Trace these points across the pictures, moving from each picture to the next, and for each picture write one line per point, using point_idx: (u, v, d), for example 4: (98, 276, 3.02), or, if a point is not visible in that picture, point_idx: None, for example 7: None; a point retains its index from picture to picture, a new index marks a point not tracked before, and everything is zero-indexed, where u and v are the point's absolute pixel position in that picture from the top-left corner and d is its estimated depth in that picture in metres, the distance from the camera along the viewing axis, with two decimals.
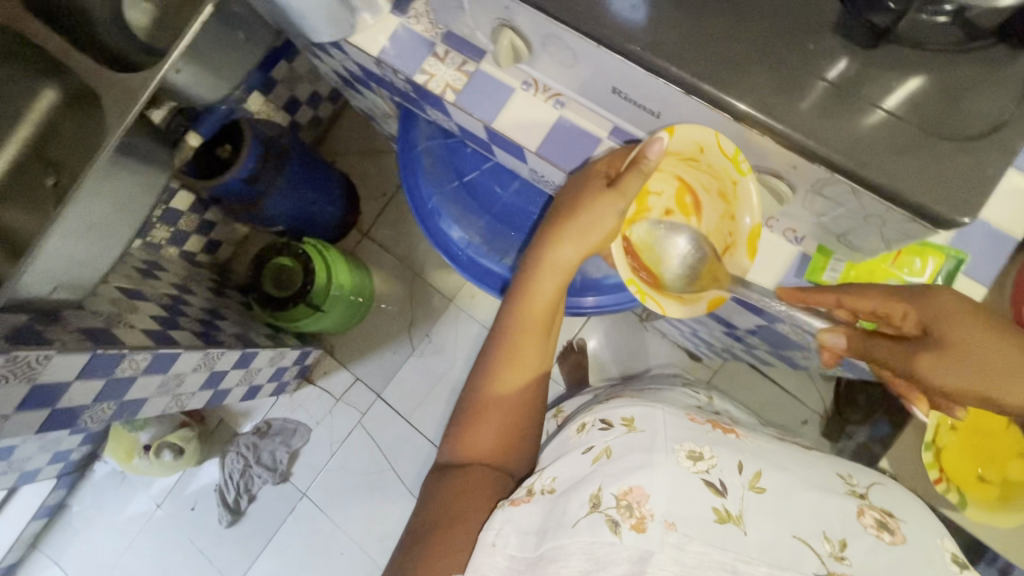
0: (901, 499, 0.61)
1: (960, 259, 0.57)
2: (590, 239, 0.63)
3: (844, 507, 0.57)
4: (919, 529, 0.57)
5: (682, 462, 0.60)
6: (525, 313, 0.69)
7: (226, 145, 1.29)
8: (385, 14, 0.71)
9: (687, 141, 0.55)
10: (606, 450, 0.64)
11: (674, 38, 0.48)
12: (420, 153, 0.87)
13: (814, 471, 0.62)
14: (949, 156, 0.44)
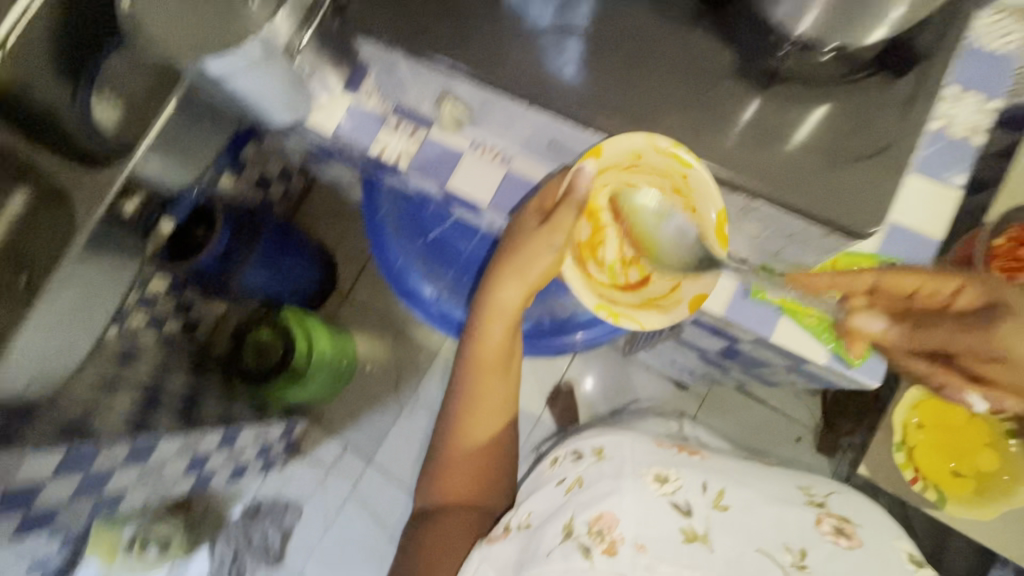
0: (865, 509, 0.78)
1: (892, 263, 0.60)
2: (528, 278, 0.66)
3: (803, 518, 0.74)
4: (872, 530, 0.74)
5: (647, 486, 0.74)
6: (478, 359, 0.74)
7: (200, 226, 1.28)
8: (339, 93, 0.76)
9: (621, 152, 0.55)
10: (578, 478, 0.79)
11: (594, 95, 0.53)
12: (384, 216, 0.90)
13: (775, 487, 0.79)
14: (851, 173, 0.48)
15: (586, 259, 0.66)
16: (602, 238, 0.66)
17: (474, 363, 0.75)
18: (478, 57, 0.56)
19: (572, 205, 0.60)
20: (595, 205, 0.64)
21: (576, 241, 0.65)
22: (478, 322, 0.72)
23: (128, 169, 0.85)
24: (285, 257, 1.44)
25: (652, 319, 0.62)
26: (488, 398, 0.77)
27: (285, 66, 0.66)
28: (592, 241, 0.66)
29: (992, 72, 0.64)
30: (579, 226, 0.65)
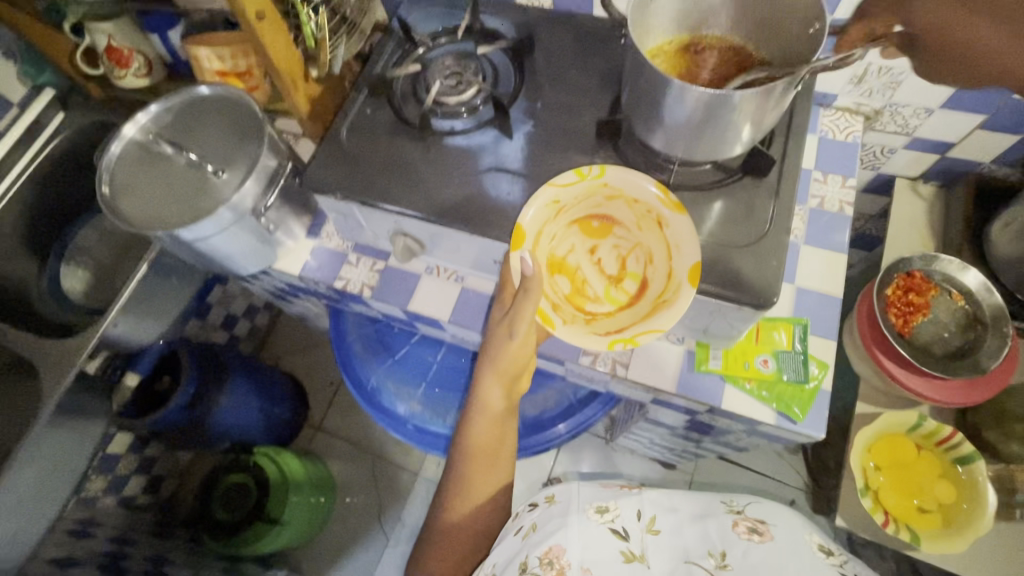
0: (775, 509, 0.67)
1: (804, 324, 0.68)
2: (503, 371, 0.67)
3: (722, 523, 0.64)
4: (786, 530, 0.63)
5: (590, 517, 0.67)
6: (471, 449, 0.71)
7: (166, 376, 1.32)
8: (303, 238, 0.84)
9: (545, 202, 0.63)
10: (532, 524, 0.69)
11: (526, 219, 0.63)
12: (352, 342, 0.94)
13: (700, 501, 0.70)
14: (746, 258, 0.58)
15: (579, 308, 0.64)
16: (582, 280, 0.65)
17: (467, 450, 0.72)
18: (422, 201, 0.66)
19: (529, 297, 0.60)
20: (557, 258, 0.65)
21: (559, 298, 0.64)
22: (467, 425, 0.71)
23: (99, 332, 0.88)
24: (255, 394, 1.43)
25: (666, 321, 0.58)
26: (490, 476, 0.73)
27: (253, 225, 0.74)
28: (575, 289, 0.64)
29: (844, 154, 0.78)
30: (554, 282, 0.64)
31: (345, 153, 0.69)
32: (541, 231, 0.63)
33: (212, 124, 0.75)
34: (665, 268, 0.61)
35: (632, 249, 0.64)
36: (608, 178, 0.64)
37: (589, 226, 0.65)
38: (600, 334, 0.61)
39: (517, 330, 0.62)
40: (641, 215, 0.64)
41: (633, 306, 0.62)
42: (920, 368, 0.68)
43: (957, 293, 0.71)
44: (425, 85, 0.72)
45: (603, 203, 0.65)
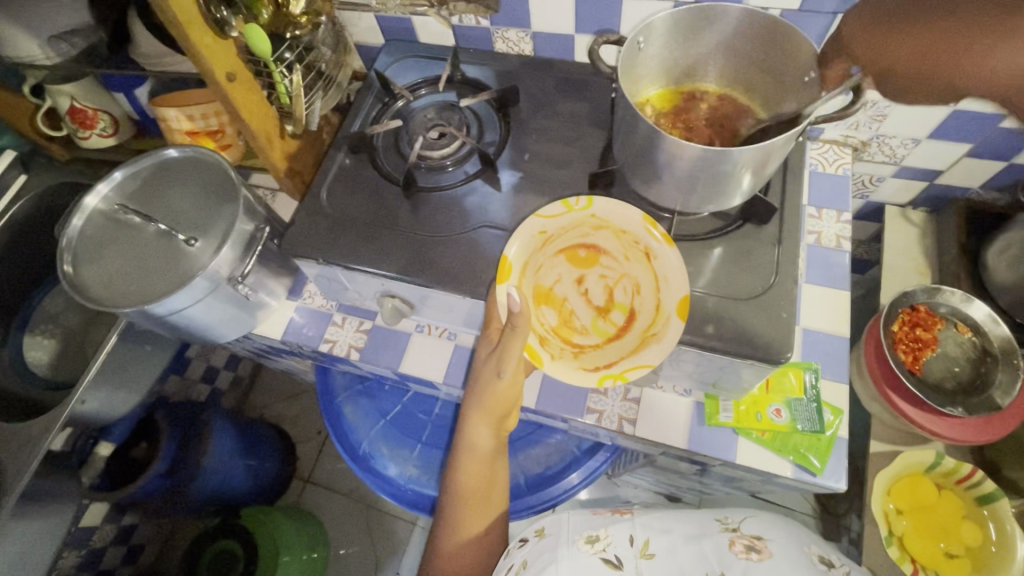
0: (772, 522, 0.60)
1: (815, 369, 0.65)
2: (491, 413, 0.62)
3: (717, 542, 0.57)
4: (786, 543, 0.56)
5: (580, 548, 0.59)
6: (458, 493, 0.66)
7: (142, 443, 1.24)
8: (284, 299, 0.80)
9: (530, 232, 0.61)
10: (523, 562, 0.60)
11: (520, 274, 0.60)
12: (341, 403, 0.89)
13: (690, 522, 0.62)
14: (754, 312, 0.55)
15: (567, 341, 0.59)
16: (569, 311, 0.60)
17: (455, 492, 0.66)
18: (410, 261, 0.62)
19: (516, 334, 0.56)
20: (543, 289, 0.61)
21: (546, 331, 0.60)
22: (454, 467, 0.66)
23: (68, 409, 0.80)
24: (240, 453, 1.35)
25: (655, 354, 0.55)
26: (480, 521, 0.66)
27: (231, 293, 0.69)
28: (562, 320, 0.60)
29: (836, 187, 0.77)
30: (541, 314, 0.60)
31: (326, 214, 0.66)
32: (527, 262, 0.60)
33: (179, 187, 0.71)
34: (652, 300, 0.58)
35: (620, 279, 0.60)
36: (595, 209, 0.62)
37: (576, 255, 0.61)
38: (589, 369, 0.58)
39: (505, 368, 0.58)
40: (629, 245, 0.61)
41: (622, 338, 0.58)
42: (935, 408, 0.66)
43: (963, 324, 0.70)
44: (407, 140, 0.70)
45: (589, 232, 0.62)
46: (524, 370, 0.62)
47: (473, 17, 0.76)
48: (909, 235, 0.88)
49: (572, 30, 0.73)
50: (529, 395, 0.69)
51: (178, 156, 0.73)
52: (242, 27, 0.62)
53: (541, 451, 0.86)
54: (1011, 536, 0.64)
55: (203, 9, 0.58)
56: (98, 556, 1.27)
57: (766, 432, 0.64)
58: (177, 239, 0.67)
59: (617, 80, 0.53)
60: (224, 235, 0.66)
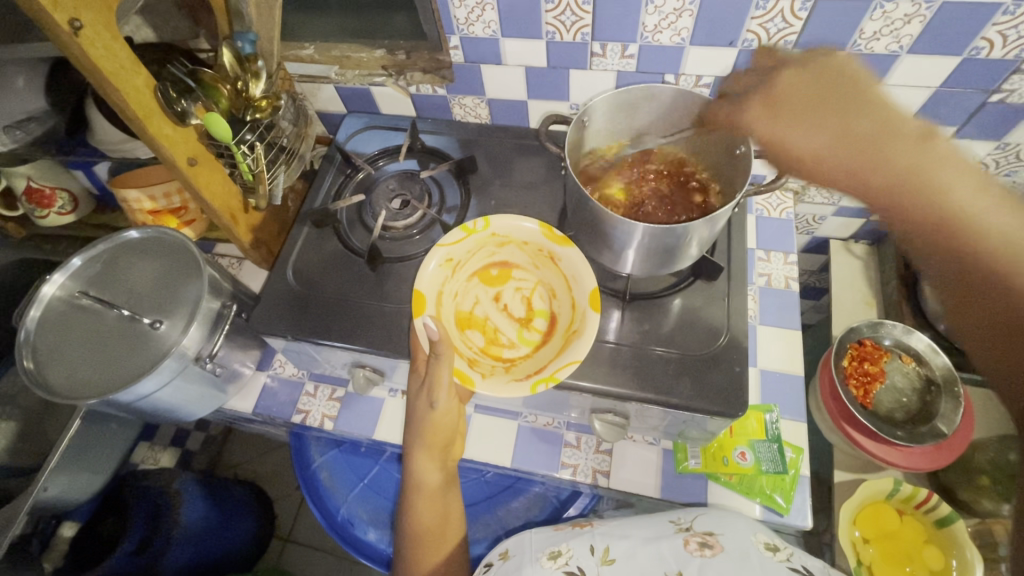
0: (723, 517, 0.60)
1: (771, 409, 0.68)
2: (434, 445, 0.64)
3: (672, 544, 0.56)
4: (736, 535, 0.57)
5: (543, 566, 0.57)
6: (415, 526, 0.66)
7: (110, 519, 1.20)
8: (252, 374, 0.79)
9: (439, 261, 0.65)
10: None
11: (440, 300, 0.63)
12: (316, 469, 0.88)
13: (646, 526, 0.61)
14: (710, 369, 0.58)
15: (498, 358, 0.62)
16: (494, 329, 0.64)
17: (410, 530, 0.66)
18: (378, 334, 0.64)
19: (443, 361, 0.57)
20: (464, 314, 0.64)
21: (475, 352, 0.62)
22: (406, 506, 0.67)
23: (31, 498, 0.77)
24: (217, 517, 1.29)
25: (581, 347, 0.57)
26: (437, 555, 0.66)
27: (199, 372, 0.69)
28: (489, 340, 0.63)
29: (781, 231, 0.82)
30: (467, 338, 0.63)
31: (295, 290, 0.67)
32: (441, 291, 0.63)
33: (139, 267, 0.71)
34: (568, 299, 0.63)
35: (534, 289, 0.65)
36: (493, 228, 0.66)
37: (487, 274, 0.66)
38: (523, 379, 0.58)
39: (437, 399, 0.59)
40: (534, 255, 0.66)
41: (549, 342, 0.62)
42: (887, 439, 0.69)
43: (907, 355, 0.75)
44: (372, 212, 0.72)
45: (495, 250, 0.67)
46: (456, 396, 0.63)
47: (430, 87, 0.79)
48: (853, 267, 0.94)
49: (526, 96, 0.77)
50: (504, 454, 0.70)
51: (137, 237, 0.73)
52: (202, 114, 0.64)
53: (523, 504, 0.85)
54: (969, 559, 0.67)
55: (162, 102, 0.59)
56: None
57: (735, 475, 0.66)
58: (141, 323, 0.67)
59: (565, 159, 0.56)
60: (191, 315, 0.67)
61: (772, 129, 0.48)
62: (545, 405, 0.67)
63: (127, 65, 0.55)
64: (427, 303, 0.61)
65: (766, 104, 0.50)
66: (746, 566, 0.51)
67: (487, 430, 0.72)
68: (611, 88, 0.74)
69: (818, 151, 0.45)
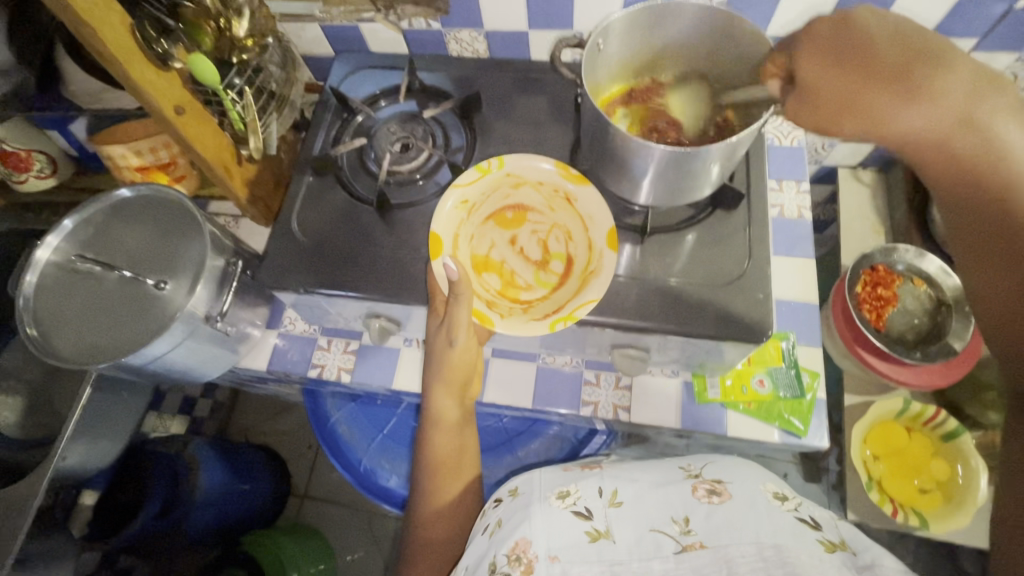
0: (733, 466, 0.62)
1: (788, 337, 0.69)
2: (453, 379, 0.65)
3: (682, 491, 0.57)
4: (743, 484, 0.58)
5: (552, 504, 0.57)
6: (432, 462, 0.67)
7: (128, 485, 1.18)
8: (265, 332, 0.78)
9: (456, 204, 0.63)
10: (498, 521, 0.59)
11: (459, 242, 0.62)
12: (335, 423, 0.89)
13: (656, 471, 0.62)
14: (734, 296, 0.57)
15: (515, 300, 0.61)
16: (510, 272, 0.62)
17: (428, 463, 0.67)
18: (392, 281, 0.62)
19: (461, 301, 0.56)
20: (480, 257, 0.63)
21: (492, 295, 0.61)
22: (424, 442, 0.68)
23: (52, 467, 0.76)
24: (234, 478, 1.31)
25: (598, 288, 0.57)
26: (452, 490, 0.67)
27: (210, 333, 0.68)
28: (505, 282, 0.62)
29: (793, 160, 0.80)
30: (484, 281, 0.61)
31: (298, 240, 0.65)
32: (456, 234, 0.62)
33: (137, 227, 0.68)
34: (585, 241, 0.62)
35: (550, 231, 0.63)
36: (508, 168, 0.65)
37: (503, 218, 0.64)
38: (540, 319, 0.58)
39: (456, 337, 0.59)
40: (549, 196, 0.64)
41: (565, 284, 0.61)
42: (900, 359, 0.70)
43: (919, 278, 0.75)
44: (374, 157, 0.69)
45: (510, 192, 0.65)
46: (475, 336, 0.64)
47: (424, 21, 0.74)
48: (861, 195, 0.93)
49: (526, 27, 0.73)
50: (525, 395, 0.71)
51: (131, 196, 0.69)
52: (185, 57, 0.59)
53: (542, 444, 0.87)
54: (975, 467, 0.70)
55: (141, 42, 0.55)
56: None
57: (754, 401, 0.67)
58: (145, 285, 0.65)
59: (582, 86, 0.54)
60: (196, 273, 0.65)
61: (821, 74, 0.46)
62: (564, 345, 0.67)
63: (98, 1, 0.50)
64: (443, 245, 0.60)
65: (819, 61, 0.46)
66: (755, 512, 0.53)
67: (506, 373, 0.72)
68: (618, 12, 0.70)
69: (900, 119, 0.42)
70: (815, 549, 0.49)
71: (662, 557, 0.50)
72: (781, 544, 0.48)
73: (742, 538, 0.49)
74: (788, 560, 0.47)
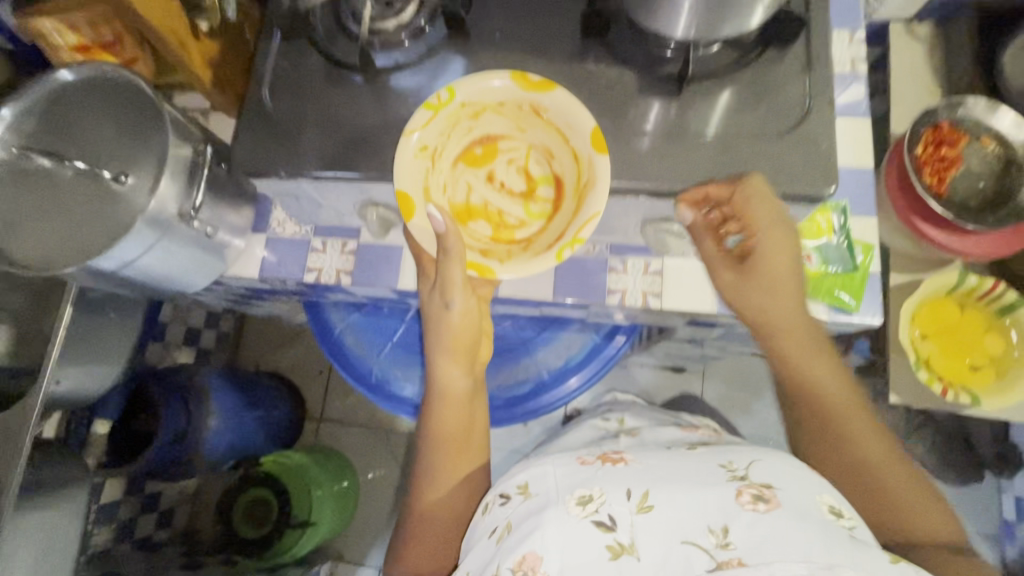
0: (786, 465, 0.52)
1: (842, 208, 0.61)
2: (457, 341, 0.62)
3: (723, 495, 0.48)
4: (798, 489, 0.49)
5: (568, 510, 0.49)
6: (436, 434, 0.63)
7: (142, 415, 1.12)
8: (251, 235, 0.71)
9: (418, 151, 0.52)
10: (507, 524, 0.52)
11: (433, 179, 0.53)
12: (340, 334, 0.84)
13: (691, 467, 0.53)
14: (787, 150, 0.49)
15: (511, 242, 0.54)
16: (497, 213, 0.55)
17: (434, 438, 0.63)
18: (387, 157, 0.54)
19: (452, 256, 0.51)
20: (459, 207, 0.54)
21: (485, 244, 0.54)
22: (428, 416, 0.64)
23: (44, 389, 0.71)
24: (246, 405, 1.30)
25: (599, 199, 0.48)
26: (462, 465, 0.64)
27: (186, 233, 0.60)
28: (496, 226, 0.54)
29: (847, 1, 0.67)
30: (471, 232, 0.54)
31: (272, 120, 0.56)
32: (427, 189, 0.52)
33: (87, 115, 0.58)
34: (569, 154, 0.52)
35: (527, 155, 0.55)
36: (461, 97, 0.53)
37: (471, 155, 0.55)
38: (545, 251, 0.51)
39: (452, 298, 0.58)
40: (515, 114, 0.54)
41: (561, 208, 0.53)
42: (962, 226, 0.63)
43: (986, 136, 0.66)
44: (351, 11, 0.56)
45: (472, 124, 0.54)
46: (473, 292, 0.61)
47: None
48: (918, 51, 0.80)
49: None
50: (544, 287, 0.65)
51: (74, 80, 0.58)
52: None
53: (562, 345, 0.83)
54: None
55: None
56: (132, 526, 1.26)
57: (797, 281, 0.61)
58: (104, 178, 0.56)
59: None
60: (159, 164, 0.56)
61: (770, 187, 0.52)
62: None
63: None
64: (416, 206, 0.51)
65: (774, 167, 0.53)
66: (807, 526, 0.44)
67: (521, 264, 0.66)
68: None
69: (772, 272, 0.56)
70: (876, 564, 0.42)
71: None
72: (835, 565, 0.41)
73: (788, 558, 0.42)
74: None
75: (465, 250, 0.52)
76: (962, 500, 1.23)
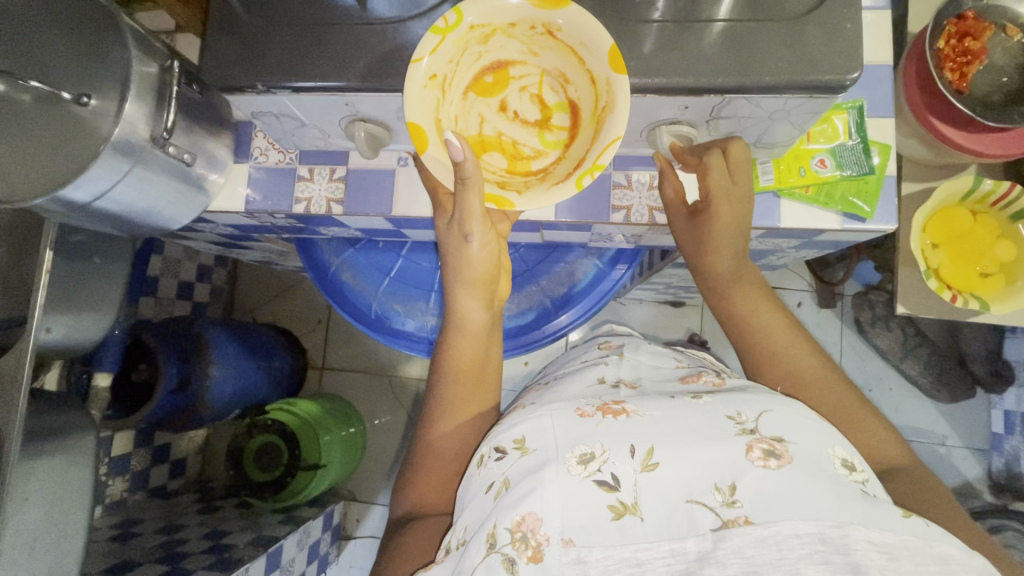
0: (799, 414, 0.49)
1: (859, 106, 0.58)
2: (476, 277, 0.60)
3: (731, 451, 0.45)
4: (811, 444, 0.46)
5: (570, 470, 0.46)
6: (451, 367, 0.62)
7: (141, 365, 1.10)
8: (231, 166, 0.67)
9: (427, 80, 0.47)
10: (504, 481, 0.48)
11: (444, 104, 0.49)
12: (336, 271, 0.82)
13: (697, 415, 0.49)
14: (806, 33, 0.45)
15: (527, 174, 0.50)
16: (512, 144, 0.51)
17: (447, 370, 0.62)
18: (372, 63, 0.50)
19: (470, 186, 0.48)
20: (472, 140, 0.51)
21: (500, 176, 0.51)
22: (445, 349, 0.62)
23: (33, 339, 0.67)
24: (246, 355, 1.27)
25: (619, 120, 0.44)
26: (474, 403, 0.62)
27: (163, 160, 0.56)
28: (511, 157, 0.51)
29: None
30: (487, 164, 0.51)
31: (243, 28, 0.51)
32: (438, 121, 0.48)
33: (41, 31, 0.53)
34: (585, 78, 0.48)
35: (541, 81, 0.50)
36: (471, 19, 0.47)
37: (483, 84, 0.50)
38: (564, 180, 0.47)
39: (471, 231, 0.56)
40: (527, 36, 0.49)
41: (578, 136, 0.49)
42: (981, 122, 0.60)
43: (1012, 27, 0.62)
44: None
45: (482, 50, 0.49)
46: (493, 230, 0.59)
47: None
48: None
49: None
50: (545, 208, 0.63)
51: None
52: None
53: (562, 272, 0.83)
54: None
55: None
56: (144, 477, 1.27)
57: (811, 189, 0.58)
58: (64, 100, 0.51)
59: None
60: (124, 83, 0.51)
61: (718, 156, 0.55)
62: None
63: None
64: (429, 137, 0.47)
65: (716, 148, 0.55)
66: (819, 483, 0.42)
67: None
68: None
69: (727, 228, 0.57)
70: (886, 521, 0.40)
71: (697, 536, 0.42)
72: (846, 524, 0.40)
73: (798, 517, 0.40)
74: (849, 549, 0.39)
75: (482, 181, 0.49)
76: (951, 415, 1.27)
